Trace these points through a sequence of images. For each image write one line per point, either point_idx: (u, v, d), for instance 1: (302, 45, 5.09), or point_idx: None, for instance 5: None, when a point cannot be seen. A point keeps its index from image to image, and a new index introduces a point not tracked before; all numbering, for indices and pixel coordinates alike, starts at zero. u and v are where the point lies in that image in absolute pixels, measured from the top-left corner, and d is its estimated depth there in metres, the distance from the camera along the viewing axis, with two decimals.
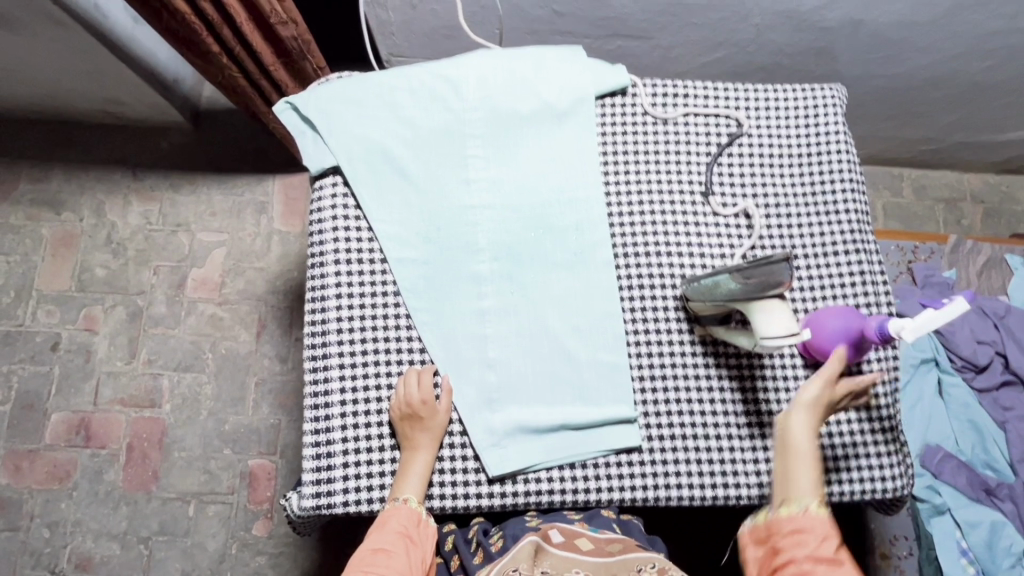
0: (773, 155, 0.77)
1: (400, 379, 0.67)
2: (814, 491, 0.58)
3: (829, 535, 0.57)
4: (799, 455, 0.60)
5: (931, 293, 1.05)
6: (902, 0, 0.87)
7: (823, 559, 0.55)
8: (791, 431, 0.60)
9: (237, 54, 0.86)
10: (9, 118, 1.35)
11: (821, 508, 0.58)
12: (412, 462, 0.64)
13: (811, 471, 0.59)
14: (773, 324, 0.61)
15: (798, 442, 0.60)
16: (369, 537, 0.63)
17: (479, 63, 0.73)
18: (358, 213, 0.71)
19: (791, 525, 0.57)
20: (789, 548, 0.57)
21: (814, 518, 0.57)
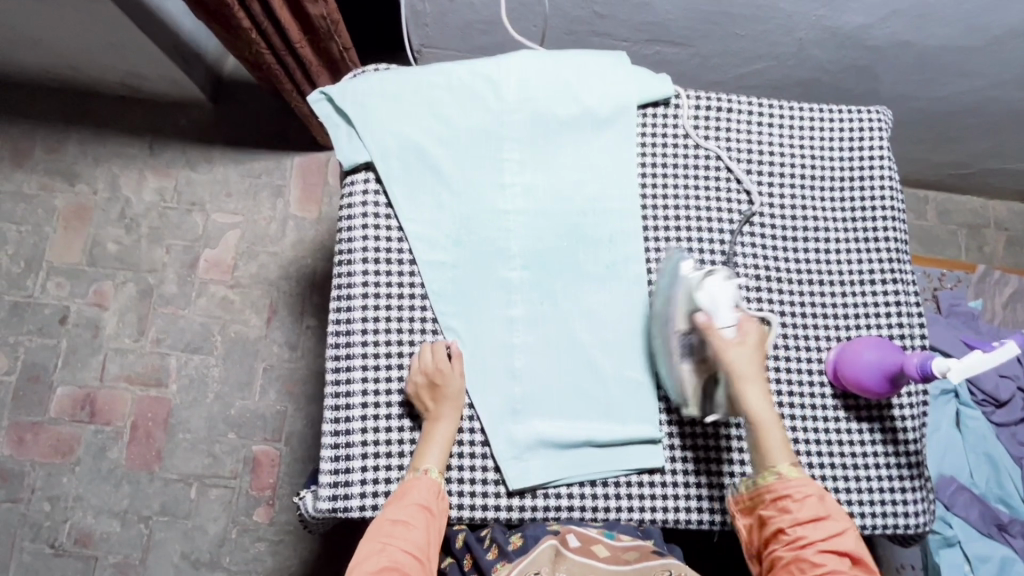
0: (815, 176, 0.75)
1: (414, 355, 0.66)
2: (785, 454, 0.60)
3: (810, 495, 0.58)
4: (767, 426, 0.60)
5: (970, 334, 1.02)
6: (953, 25, 0.85)
7: (808, 520, 0.57)
8: (752, 407, 0.60)
9: (266, 30, 0.83)
10: (26, 84, 1.32)
11: (800, 467, 0.60)
12: (434, 432, 0.63)
13: (779, 434, 0.60)
14: (718, 288, 0.62)
15: (762, 415, 0.60)
16: (387, 509, 0.60)
17: (521, 63, 0.71)
18: (389, 211, 0.69)
19: (773, 494, 0.58)
20: (775, 516, 0.58)
21: (795, 483, 0.58)
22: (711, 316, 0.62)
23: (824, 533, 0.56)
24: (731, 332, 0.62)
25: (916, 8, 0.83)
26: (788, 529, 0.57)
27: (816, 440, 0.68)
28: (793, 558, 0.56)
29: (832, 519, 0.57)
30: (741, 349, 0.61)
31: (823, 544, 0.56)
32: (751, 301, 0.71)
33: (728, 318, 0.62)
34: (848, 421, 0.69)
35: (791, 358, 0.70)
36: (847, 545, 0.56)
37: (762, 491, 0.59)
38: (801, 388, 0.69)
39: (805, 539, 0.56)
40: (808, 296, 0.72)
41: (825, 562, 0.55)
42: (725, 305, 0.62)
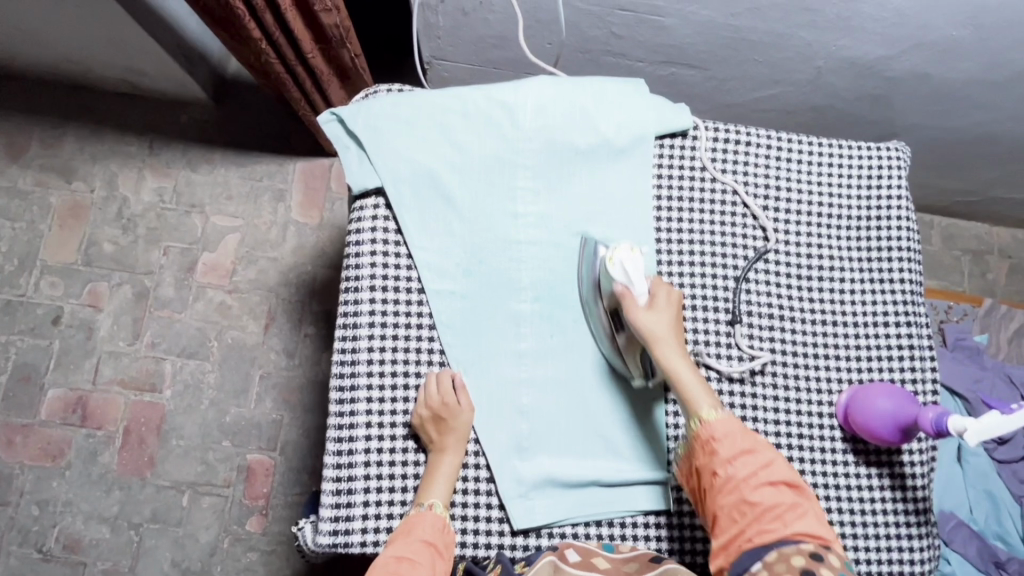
0: (832, 213, 0.74)
1: (422, 383, 0.65)
2: (710, 400, 0.60)
3: (732, 432, 0.58)
4: (688, 378, 0.61)
5: (987, 393, 0.99)
6: (976, 60, 0.84)
7: (735, 458, 0.57)
8: (670, 364, 0.61)
9: (276, 41, 0.81)
10: (23, 77, 1.29)
11: (723, 409, 0.60)
12: (439, 465, 0.62)
13: (700, 384, 0.61)
14: (631, 259, 0.64)
15: (681, 370, 0.61)
16: (390, 547, 0.57)
17: (538, 89, 0.70)
18: (398, 237, 0.68)
19: (699, 439, 0.59)
20: (706, 463, 0.58)
21: (718, 423, 0.58)
22: (627, 287, 0.64)
23: (755, 468, 0.56)
24: (645, 297, 0.63)
25: (938, 43, 0.82)
26: (721, 473, 0.57)
27: (824, 485, 0.67)
28: (731, 502, 0.55)
29: (759, 452, 0.57)
30: (655, 311, 0.63)
31: (753, 478, 0.56)
32: (763, 339, 0.70)
33: (642, 285, 0.64)
34: (858, 465, 0.68)
35: (802, 398, 0.69)
36: (779, 474, 0.56)
37: (692, 441, 0.60)
38: (811, 429, 0.68)
39: (738, 479, 0.56)
40: (819, 336, 0.71)
41: (763, 498, 0.55)
42: (638, 275, 0.64)
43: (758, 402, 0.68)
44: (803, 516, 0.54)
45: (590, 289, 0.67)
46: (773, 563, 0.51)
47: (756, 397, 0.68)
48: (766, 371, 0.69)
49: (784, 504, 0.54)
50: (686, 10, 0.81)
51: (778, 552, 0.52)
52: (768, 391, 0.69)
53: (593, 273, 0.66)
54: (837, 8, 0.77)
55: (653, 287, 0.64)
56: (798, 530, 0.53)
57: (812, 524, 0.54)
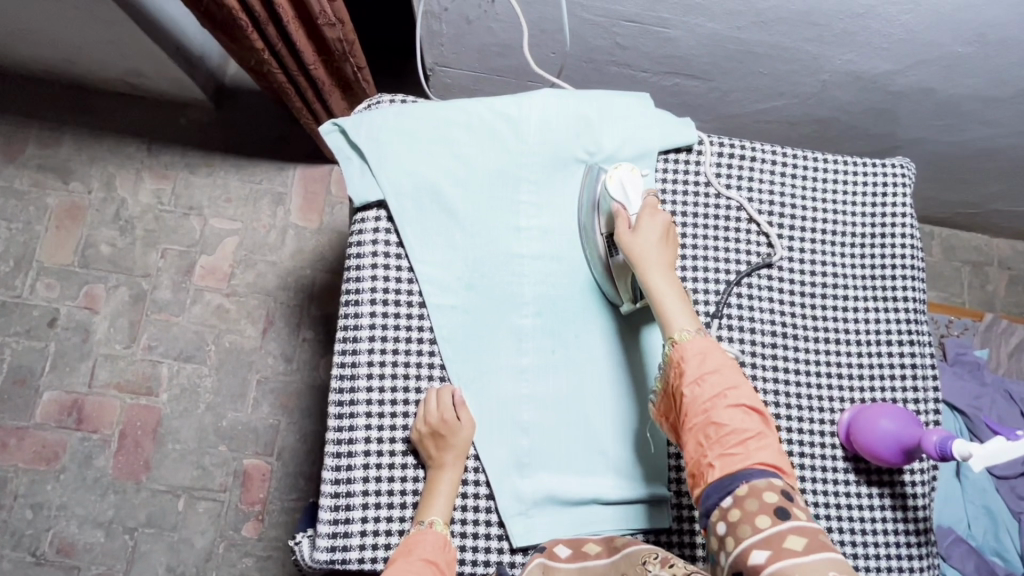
0: (836, 229, 0.73)
1: (421, 399, 0.64)
2: (690, 320, 0.59)
3: (703, 353, 0.57)
4: (668, 296, 0.60)
5: (988, 413, 0.98)
6: (980, 76, 0.84)
7: (703, 379, 0.56)
8: (652, 280, 0.60)
9: (278, 51, 0.80)
10: (21, 76, 1.28)
11: (700, 331, 0.59)
12: (439, 481, 0.61)
13: (680, 304, 0.60)
14: (631, 178, 0.65)
15: (662, 287, 0.60)
16: (391, 566, 0.57)
17: (542, 102, 0.69)
18: (400, 250, 0.67)
19: (671, 361, 0.58)
20: (675, 384, 0.57)
21: (690, 343, 0.57)
22: (622, 205, 0.64)
23: (722, 390, 0.55)
24: (636, 216, 0.63)
25: (944, 59, 0.81)
26: (689, 394, 0.56)
27: (825, 503, 0.67)
28: (697, 424, 0.55)
29: (727, 375, 0.56)
30: (643, 228, 0.62)
31: (720, 401, 0.55)
32: (766, 357, 0.69)
33: (636, 204, 0.64)
34: (858, 484, 0.68)
35: (804, 417, 0.69)
36: (746, 400, 0.55)
37: (666, 362, 0.59)
38: (813, 447, 0.68)
39: (706, 401, 0.55)
40: (822, 353, 0.70)
41: (729, 423, 0.54)
42: (636, 195, 0.64)
43: None
44: (767, 445, 0.54)
45: (588, 212, 0.67)
46: (743, 497, 0.51)
47: None
48: (768, 389, 0.69)
49: (750, 430, 0.54)
50: (692, 22, 0.80)
51: (747, 486, 0.52)
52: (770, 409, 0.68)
53: (592, 199, 0.67)
54: (844, 23, 0.77)
55: (645, 207, 0.64)
56: (762, 458, 0.53)
57: (774, 453, 0.54)
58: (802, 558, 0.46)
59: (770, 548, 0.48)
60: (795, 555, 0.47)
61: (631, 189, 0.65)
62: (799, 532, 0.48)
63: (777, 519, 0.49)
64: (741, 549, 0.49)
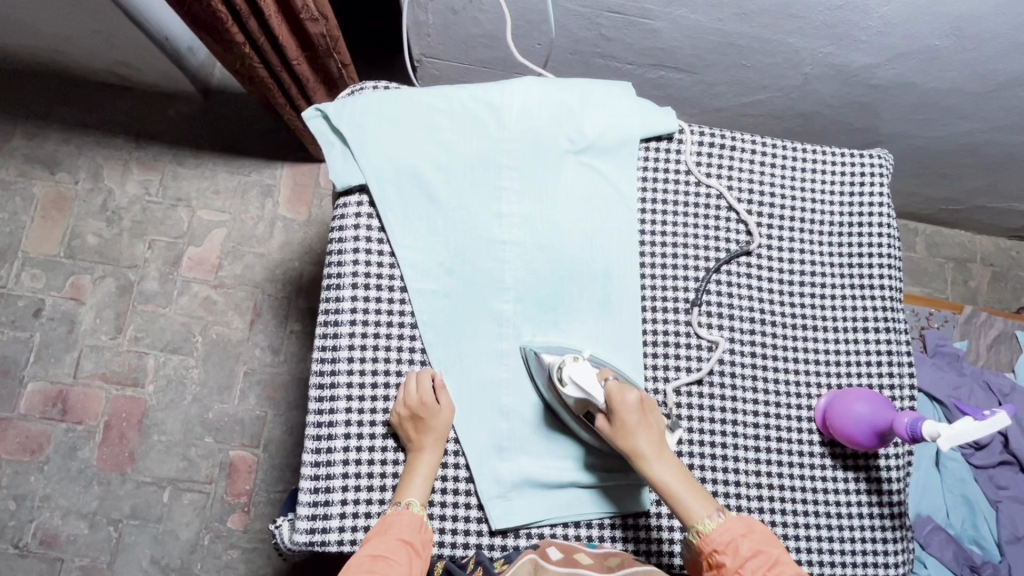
0: (815, 219, 0.74)
1: (402, 382, 0.65)
2: (705, 505, 0.58)
3: (737, 536, 0.56)
4: (679, 491, 0.59)
5: (965, 401, 1.01)
6: (958, 69, 0.85)
7: (743, 567, 0.55)
8: (658, 479, 0.59)
9: (260, 45, 0.80)
10: (8, 66, 1.27)
11: (719, 512, 0.58)
12: (417, 464, 0.62)
13: (691, 490, 0.59)
14: (579, 368, 0.62)
15: (669, 481, 0.59)
16: (367, 546, 0.57)
17: (524, 90, 0.70)
18: (382, 235, 0.67)
19: (707, 552, 0.57)
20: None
21: (717, 533, 0.56)
22: (586, 399, 0.61)
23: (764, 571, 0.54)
24: (608, 407, 0.61)
25: (923, 52, 0.82)
26: None
27: (801, 488, 0.68)
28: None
29: (763, 552, 0.55)
30: (628, 428, 0.60)
31: None
32: (744, 344, 0.70)
33: (600, 396, 0.61)
34: (835, 469, 0.69)
35: (782, 402, 0.69)
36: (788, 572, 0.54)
37: (694, 552, 0.58)
38: (790, 432, 0.69)
39: None
40: (800, 340, 0.71)
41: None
42: (592, 384, 0.61)
43: (737, 406, 0.69)
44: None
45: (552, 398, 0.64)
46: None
47: (736, 402, 0.69)
48: (746, 376, 0.70)
49: None
50: (675, 13, 0.81)
51: None
52: (748, 396, 0.69)
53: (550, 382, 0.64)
54: (824, 15, 0.78)
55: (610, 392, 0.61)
56: None
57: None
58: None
59: None
60: None
61: (584, 379, 0.61)
62: None
63: None
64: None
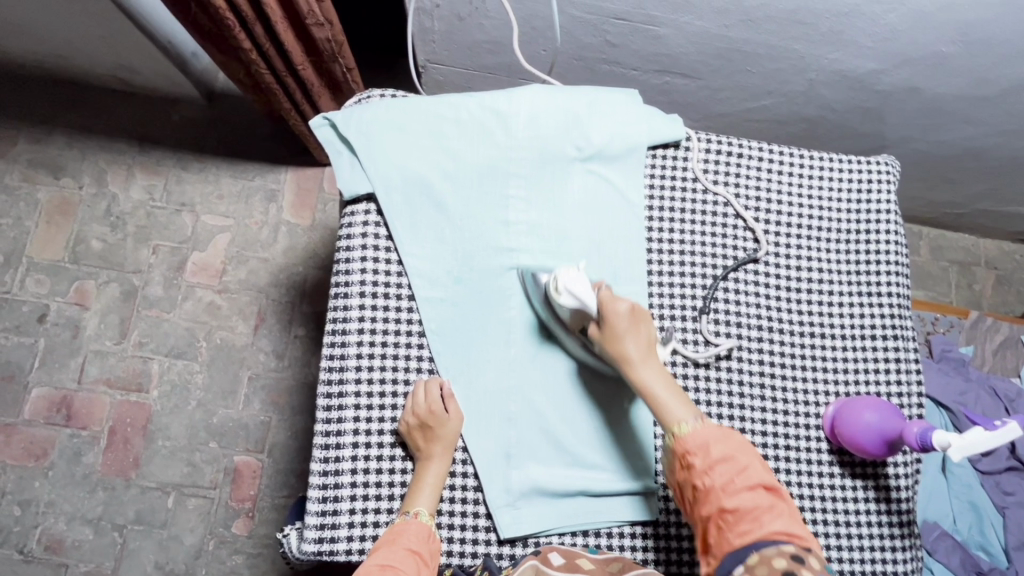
0: (822, 226, 0.74)
1: (410, 390, 0.65)
2: (685, 409, 0.59)
3: (710, 440, 0.56)
4: (661, 394, 0.60)
5: (972, 407, 1.00)
6: (964, 76, 0.85)
7: (712, 468, 0.55)
8: (643, 383, 0.61)
9: (266, 51, 0.80)
10: (12, 71, 1.27)
11: (699, 418, 0.59)
12: (426, 473, 0.62)
13: (675, 397, 0.60)
14: (573, 279, 0.63)
15: (654, 386, 0.60)
16: (375, 555, 0.56)
17: (532, 98, 0.70)
18: (389, 244, 0.67)
19: (679, 453, 0.57)
20: (686, 478, 0.57)
21: (691, 435, 0.57)
22: (581, 308, 0.63)
23: (733, 475, 0.54)
24: (601, 314, 0.62)
25: (929, 58, 0.82)
26: (701, 486, 0.55)
27: (811, 496, 0.68)
28: (712, 511, 0.54)
29: (734, 458, 0.55)
30: (618, 332, 0.62)
31: (731, 486, 0.54)
32: (752, 351, 0.70)
33: (593, 303, 0.62)
34: (843, 477, 0.69)
35: (789, 410, 0.69)
36: (758, 478, 0.54)
37: (669, 455, 0.59)
38: (797, 440, 0.69)
39: (717, 490, 0.54)
40: (808, 348, 0.71)
41: (741, 504, 0.53)
42: (585, 292, 0.62)
43: (745, 415, 0.69)
44: (782, 516, 0.52)
45: (547, 313, 0.66)
46: (754, 568, 0.49)
47: (744, 409, 0.69)
48: (754, 384, 0.69)
49: (762, 507, 0.52)
50: (681, 20, 0.81)
51: (758, 555, 0.50)
52: (756, 403, 0.69)
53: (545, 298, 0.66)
54: (830, 22, 0.78)
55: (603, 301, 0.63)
56: (777, 527, 0.51)
57: (791, 523, 0.52)
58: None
59: None
60: None
61: (578, 289, 0.62)
62: None
63: None
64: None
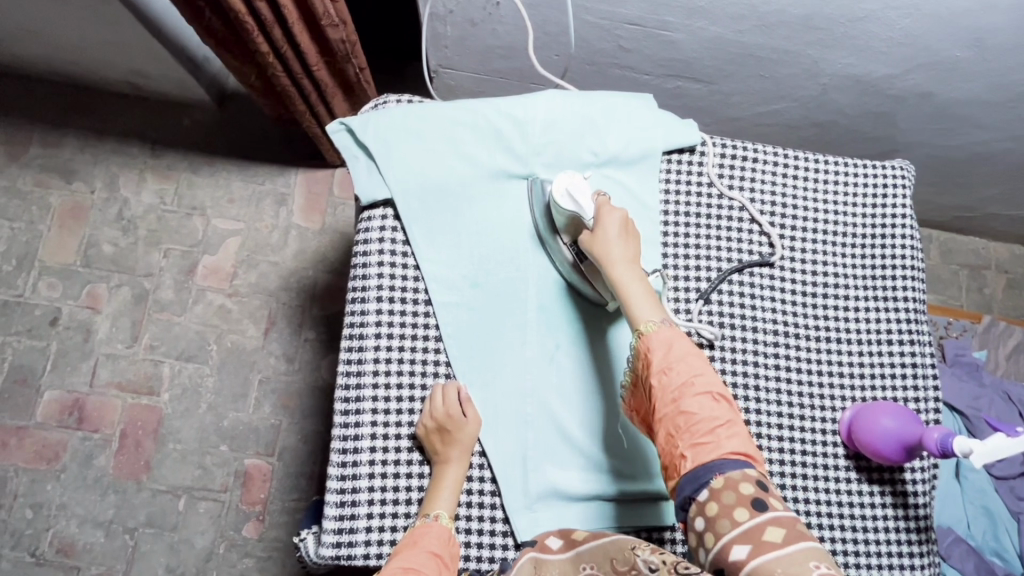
0: (838, 230, 0.74)
1: (428, 394, 0.65)
2: (655, 311, 0.61)
3: (672, 344, 0.58)
4: (634, 294, 0.61)
5: (986, 412, 1.00)
6: (978, 81, 0.85)
7: (670, 369, 0.57)
8: (619, 283, 0.62)
9: (283, 54, 0.81)
10: (25, 76, 1.28)
11: (667, 323, 0.60)
12: (444, 476, 0.62)
13: (647, 300, 0.61)
14: (576, 186, 0.65)
15: (630, 286, 0.62)
16: (397, 558, 0.56)
17: (548, 104, 0.70)
18: (406, 248, 0.68)
19: (640, 351, 0.59)
20: (645, 376, 0.59)
21: (656, 334, 0.59)
22: (577, 214, 0.65)
23: (689, 378, 0.57)
24: (594, 220, 0.64)
25: (944, 63, 0.82)
26: (657, 385, 0.57)
27: (827, 502, 0.67)
28: (667, 413, 0.56)
29: (693, 362, 0.58)
30: (607, 235, 0.63)
31: (690, 391, 0.56)
32: (768, 355, 0.70)
33: (590, 210, 0.64)
34: (860, 482, 0.68)
35: (806, 416, 0.69)
36: (713, 387, 0.57)
37: (634, 356, 0.60)
38: (814, 445, 0.69)
39: (674, 391, 0.56)
40: (823, 352, 0.71)
41: (698, 409, 0.55)
42: (584, 198, 0.64)
43: (762, 420, 0.68)
44: (737, 433, 0.55)
45: (544, 222, 0.68)
46: (718, 490, 0.52)
47: (760, 413, 0.69)
48: (770, 388, 0.69)
49: (719, 419, 0.55)
50: (694, 25, 0.81)
51: (721, 477, 0.52)
52: (772, 407, 0.69)
53: (545, 210, 0.68)
54: (845, 27, 0.78)
55: (600, 208, 0.65)
56: (733, 447, 0.54)
57: (743, 439, 0.55)
58: (780, 550, 0.47)
59: (751, 543, 0.48)
60: (774, 547, 0.47)
61: (576, 195, 0.65)
62: (778, 524, 0.49)
63: (754, 511, 0.50)
64: (721, 545, 0.49)
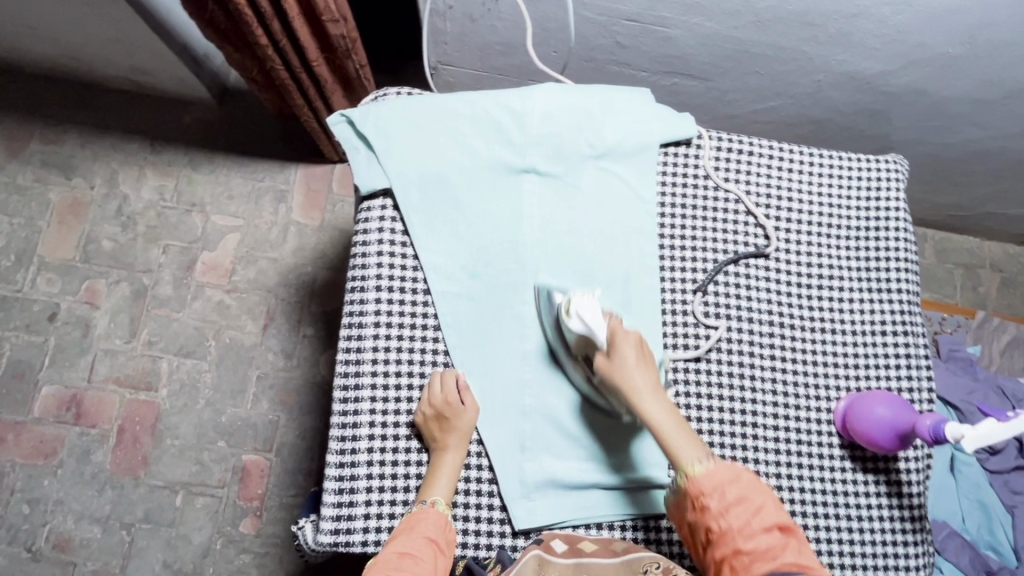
0: (832, 222, 0.75)
1: (426, 382, 0.66)
2: (694, 447, 0.59)
3: (725, 482, 0.56)
4: (668, 430, 0.60)
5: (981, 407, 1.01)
6: (969, 79, 0.86)
7: (727, 511, 0.55)
8: (650, 419, 0.60)
9: (282, 48, 0.81)
10: (26, 73, 1.29)
11: (711, 459, 0.58)
12: (442, 462, 0.62)
13: (682, 434, 0.60)
14: (586, 305, 0.63)
15: (661, 423, 0.60)
16: (394, 544, 0.57)
17: (546, 97, 0.71)
18: (405, 239, 0.68)
19: (693, 494, 0.57)
20: (699, 519, 0.57)
21: (705, 477, 0.57)
22: (588, 335, 0.63)
23: (749, 518, 0.55)
24: (609, 344, 0.62)
25: (937, 59, 0.83)
26: (715, 528, 0.55)
27: (822, 491, 0.68)
28: (726, 553, 0.54)
29: (749, 499, 0.56)
30: (624, 364, 0.62)
31: (748, 530, 0.54)
32: (764, 346, 0.71)
33: (602, 331, 0.63)
34: (855, 472, 0.69)
35: (801, 405, 0.70)
36: (771, 518, 0.55)
37: (681, 495, 0.59)
38: (809, 435, 0.69)
39: (733, 533, 0.54)
40: (818, 343, 0.72)
41: (757, 546, 0.53)
42: (595, 321, 0.63)
43: (757, 410, 0.69)
44: (798, 557, 0.53)
45: (555, 335, 0.66)
46: None
47: (755, 403, 0.69)
48: (766, 379, 0.70)
49: (779, 549, 0.53)
50: (690, 21, 0.82)
51: None
52: (767, 398, 0.69)
53: (555, 321, 0.66)
54: (838, 24, 0.79)
55: (613, 330, 0.63)
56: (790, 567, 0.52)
57: (804, 561, 0.53)
58: None
59: None
60: None
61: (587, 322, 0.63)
62: None
63: None
64: None
